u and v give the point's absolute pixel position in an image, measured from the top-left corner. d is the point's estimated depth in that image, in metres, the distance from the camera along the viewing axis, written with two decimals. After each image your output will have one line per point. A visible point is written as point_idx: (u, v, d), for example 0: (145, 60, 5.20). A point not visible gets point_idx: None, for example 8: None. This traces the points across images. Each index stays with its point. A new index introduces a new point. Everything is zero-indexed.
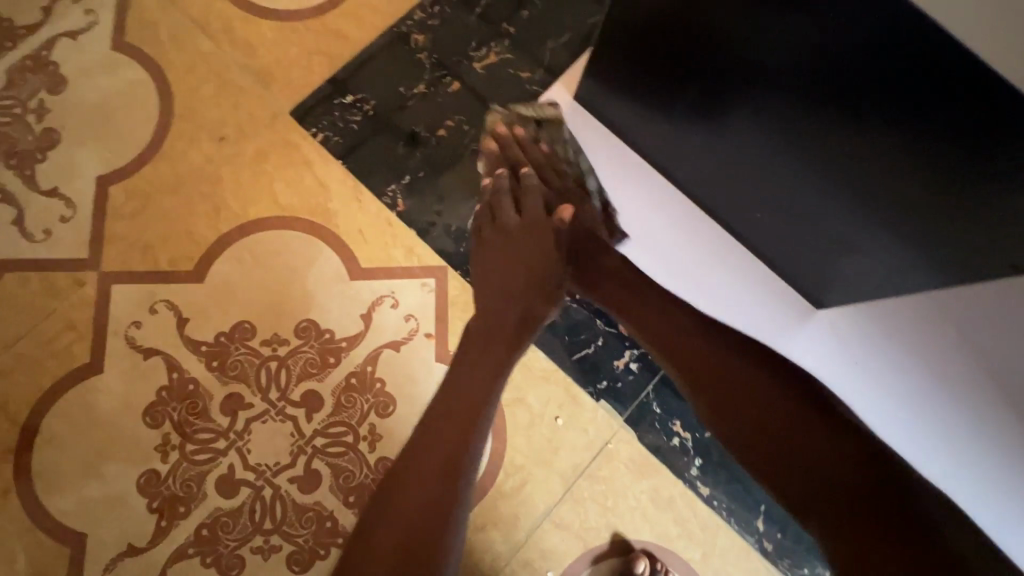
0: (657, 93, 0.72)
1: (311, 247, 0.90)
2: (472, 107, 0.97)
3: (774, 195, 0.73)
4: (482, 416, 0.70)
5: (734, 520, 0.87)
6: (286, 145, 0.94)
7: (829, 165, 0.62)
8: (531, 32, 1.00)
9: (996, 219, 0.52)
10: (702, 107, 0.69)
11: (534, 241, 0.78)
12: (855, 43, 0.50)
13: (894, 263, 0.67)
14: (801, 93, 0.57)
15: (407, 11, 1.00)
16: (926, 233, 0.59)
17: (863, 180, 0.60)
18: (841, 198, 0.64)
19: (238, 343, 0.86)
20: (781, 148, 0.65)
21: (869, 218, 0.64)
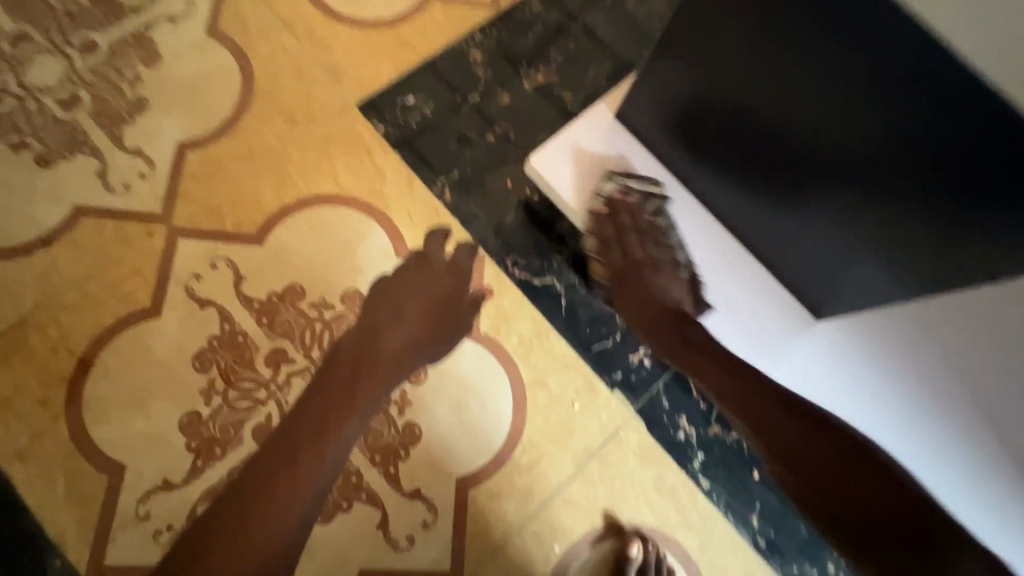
0: (690, 108, 0.81)
1: (363, 224, 0.99)
2: (518, 119, 1.09)
3: (778, 207, 0.81)
4: (393, 365, 0.88)
5: (731, 514, 0.93)
6: (351, 133, 1.04)
7: (838, 186, 0.70)
8: (575, 61, 1.13)
9: (987, 224, 0.59)
10: (727, 128, 0.78)
11: (450, 280, 0.97)
12: (854, 67, 0.59)
13: (889, 272, 0.73)
14: (818, 119, 0.66)
15: (469, 31, 1.13)
16: (918, 239, 0.66)
17: (863, 198, 0.68)
18: (839, 209, 0.72)
19: (288, 303, 0.94)
20: (784, 160, 0.74)
21: (866, 226, 0.71)
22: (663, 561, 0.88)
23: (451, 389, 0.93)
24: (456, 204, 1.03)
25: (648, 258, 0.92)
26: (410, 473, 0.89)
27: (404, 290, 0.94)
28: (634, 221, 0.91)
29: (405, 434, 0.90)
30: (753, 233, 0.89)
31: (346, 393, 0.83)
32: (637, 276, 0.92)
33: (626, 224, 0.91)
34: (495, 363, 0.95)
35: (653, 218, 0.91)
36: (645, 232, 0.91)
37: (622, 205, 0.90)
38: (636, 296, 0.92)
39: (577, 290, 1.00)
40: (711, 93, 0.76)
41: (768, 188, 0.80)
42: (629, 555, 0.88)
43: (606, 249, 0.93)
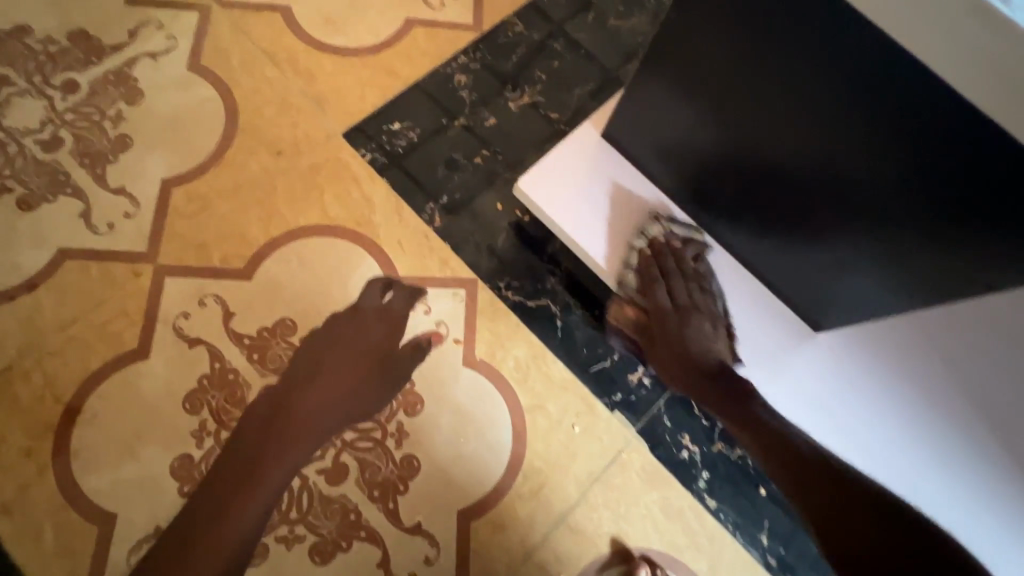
0: (678, 123, 0.80)
1: (354, 254, 0.98)
2: (505, 140, 1.08)
3: (767, 223, 0.81)
4: (311, 425, 0.89)
5: (739, 533, 0.91)
6: (337, 162, 1.03)
7: (830, 198, 0.69)
8: (559, 79, 1.13)
9: (981, 233, 0.59)
10: (715, 144, 0.77)
11: (382, 327, 0.95)
12: (838, 80, 0.59)
13: (886, 283, 0.73)
14: (814, 135, 0.65)
15: (453, 55, 1.13)
16: (912, 251, 0.66)
17: (856, 210, 0.67)
18: (834, 223, 0.71)
19: (279, 338, 0.92)
20: (772, 176, 0.74)
21: (860, 238, 0.70)
22: None
23: (449, 419, 0.91)
24: (445, 229, 1.01)
25: (689, 313, 0.87)
26: (410, 508, 0.87)
27: (333, 339, 0.93)
28: (676, 263, 0.88)
29: (404, 467, 0.88)
30: (744, 247, 0.89)
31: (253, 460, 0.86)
32: (665, 327, 0.88)
33: (668, 263, 0.88)
34: (492, 390, 0.93)
35: (697, 264, 0.89)
36: (691, 277, 0.88)
37: (666, 248, 0.88)
38: (665, 343, 0.88)
39: (572, 310, 0.99)
40: (696, 108, 0.75)
41: (756, 202, 0.79)
42: None
43: (627, 289, 0.89)
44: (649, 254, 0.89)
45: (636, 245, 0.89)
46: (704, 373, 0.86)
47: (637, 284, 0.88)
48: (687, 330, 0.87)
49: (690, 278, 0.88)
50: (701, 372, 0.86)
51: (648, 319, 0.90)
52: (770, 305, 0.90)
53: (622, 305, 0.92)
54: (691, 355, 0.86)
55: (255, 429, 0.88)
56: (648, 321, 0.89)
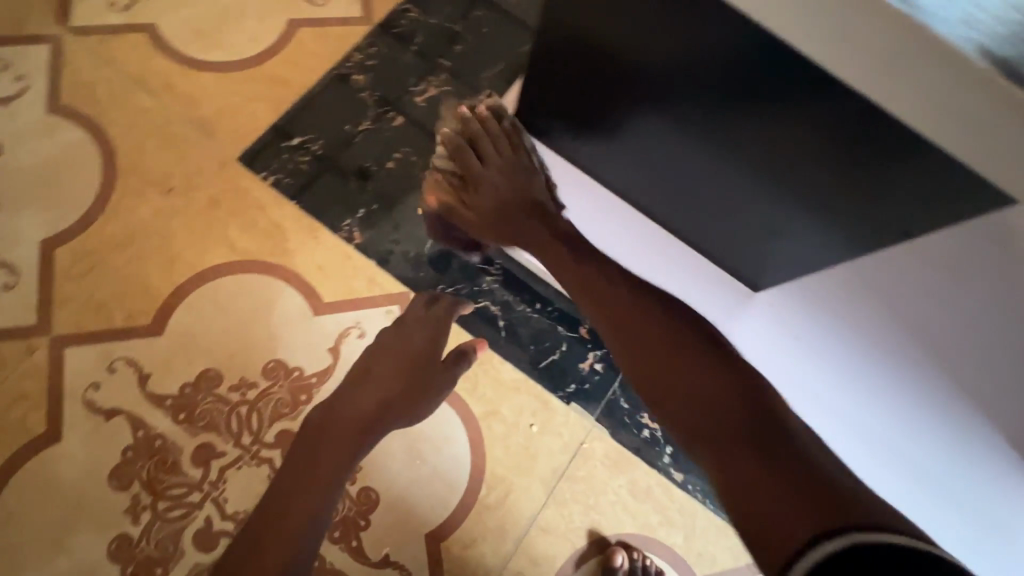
0: (583, 102, 0.73)
1: (272, 288, 0.91)
2: (417, 138, 1.01)
3: (690, 185, 0.76)
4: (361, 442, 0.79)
5: (709, 501, 0.91)
6: (237, 190, 0.95)
7: (754, 159, 0.63)
8: (465, 65, 1.06)
9: (898, 194, 0.55)
10: (624, 120, 0.71)
11: (426, 333, 0.85)
12: (723, 39, 0.50)
13: (815, 239, 0.70)
14: (723, 112, 0.59)
15: (346, 54, 1.04)
16: (831, 207, 0.62)
17: (777, 171, 0.63)
18: (753, 180, 0.67)
19: (205, 392, 0.86)
20: (681, 138, 0.68)
21: (784, 197, 0.66)
22: (650, 566, 0.87)
23: (402, 442, 0.87)
24: (365, 245, 0.95)
25: (488, 175, 0.80)
26: (376, 541, 0.84)
27: (376, 350, 0.86)
28: (480, 124, 0.81)
29: (362, 501, 0.85)
30: (673, 215, 0.85)
31: (310, 463, 0.76)
32: (476, 186, 0.80)
33: (479, 128, 0.81)
34: (442, 406, 0.89)
35: (495, 120, 0.81)
36: (494, 135, 0.81)
37: (471, 118, 0.81)
38: (481, 202, 0.80)
39: (513, 307, 0.95)
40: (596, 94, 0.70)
41: (677, 168, 0.74)
42: (614, 566, 0.86)
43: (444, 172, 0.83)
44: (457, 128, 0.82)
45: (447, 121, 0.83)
46: (522, 209, 0.80)
47: (450, 164, 0.82)
48: (494, 181, 0.80)
49: (494, 135, 0.81)
50: (519, 230, 0.79)
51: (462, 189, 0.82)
52: (705, 271, 0.90)
53: (441, 176, 0.83)
54: (498, 211, 0.80)
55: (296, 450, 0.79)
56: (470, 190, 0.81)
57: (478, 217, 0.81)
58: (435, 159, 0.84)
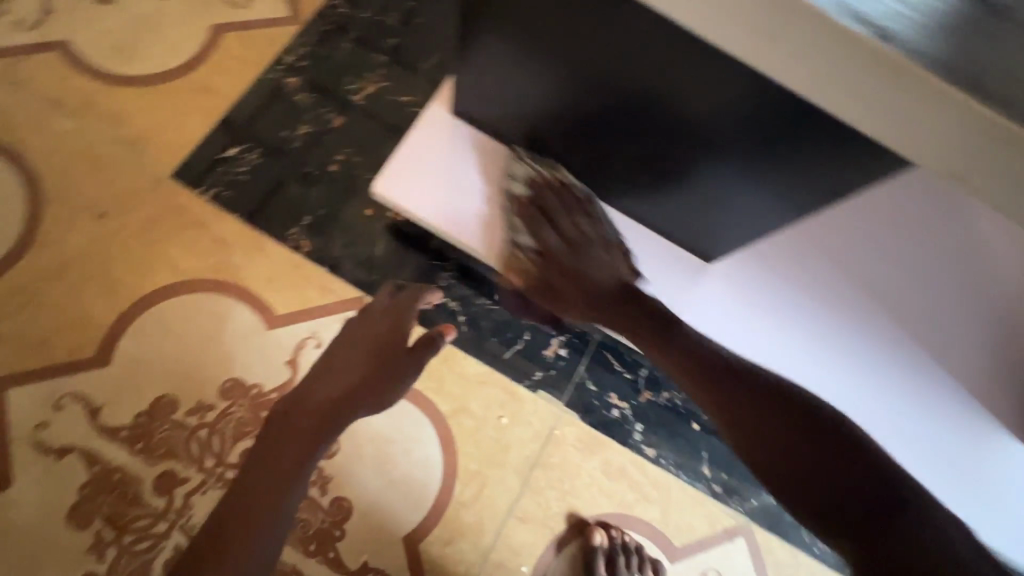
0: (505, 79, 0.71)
1: (221, 306, 0.89)
2: (359, 138, 0.99)
3: (623, 158, 0.75)
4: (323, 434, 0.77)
5: (682, 472, 0.93)
6: (174, 208, 0.92)
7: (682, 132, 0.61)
8: (401, 57, 1.03)
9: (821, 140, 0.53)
10: (546, 90, 0.69)
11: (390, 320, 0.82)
12: None
13: (752, 199, 0.68)
14: (645, 75, 0.58)
15: (276, 57, 1.01)
16: (761, 160, 0.61)
17: (703, 129, 0.61)
18: (681, 141, 0.65)
19: (161, 419, 0.83)
20: (602, 103, 0.66)
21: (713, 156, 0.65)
22: (629, 542, 0.88)
23: (371, 448, 0.86)
24: (314, 252, 0.93)
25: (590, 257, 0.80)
26: (353, 549, 0.83)
27: (344, 340, 0.83)
28: (558, 198, 0.81)
29: (335, 511, 0.84)
30: (617, 195, 0.84)
31: (276, 455, 0.75)
32: (566, 266, 0.80)
33: (551, 200, 0.81)
34: (408, 408, 0.88)
35: (566, 189, 0.81)
36: (572, 208, 0.80)
37: (538, 184, 0.81)
38: (572, 282, 0.80)
39: (472, 301, 0.94)
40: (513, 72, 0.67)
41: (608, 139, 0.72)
42: (593, 546, 0.87)
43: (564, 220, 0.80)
44: (526, 199, 0.82)
45: (516, 192, 0.82)
46: (615, 293, 0.78)
47: (534, 240, 0.81)
48: (589, 266, 0.79)
49: (572, 208, 0.80)
50: (616, 310, 0.78)
51: (545, 269, 0.81)
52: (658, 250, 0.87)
53: (523, 253, 0.82)
54: (583, 291, 0.79)
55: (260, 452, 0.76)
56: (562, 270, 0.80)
57: (566, 294, 0.80)
58: (511, 234, 0.83)
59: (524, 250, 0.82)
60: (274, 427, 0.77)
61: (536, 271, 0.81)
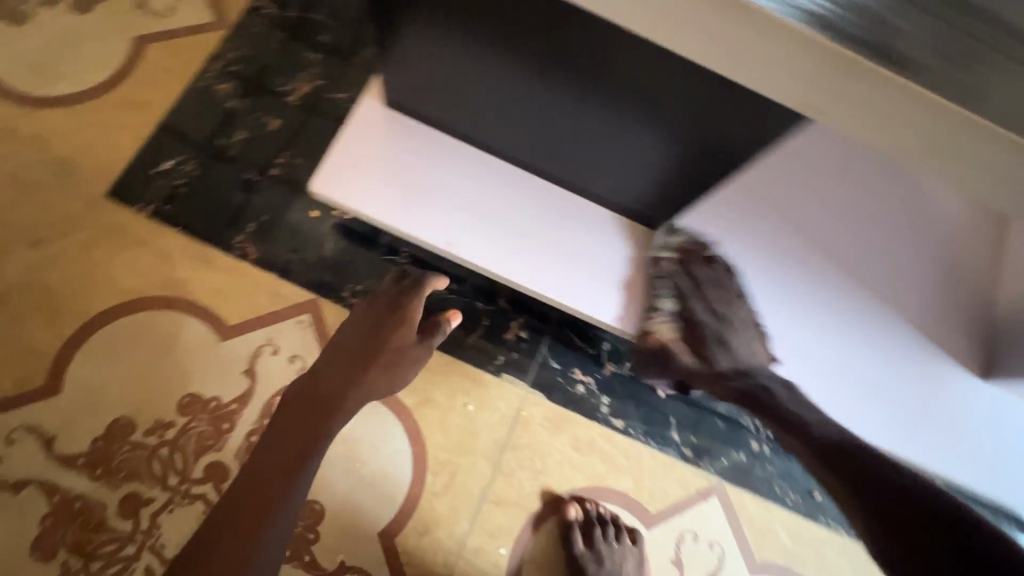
0: (433, 55, 0.73)
1: (170, 322, 0.87)
2: (298, 139, 0.97)
3: (559, 127, 0.76)
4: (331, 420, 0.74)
5: (651, 439, 0.94)
6: (113, 228, 0.90)
7: (607, 83, 0.64)
8: (333, 53, 1.01)
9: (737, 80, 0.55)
10: (473, 61, 0.70)
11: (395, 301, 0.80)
12: None
13: (686, 152, 0.70)
14: (556, 32, 0.60)
15: (204, 64, 0.99)
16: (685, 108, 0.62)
17: (624, 84, 0.63)
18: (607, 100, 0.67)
19: (120, 442, 0.82)
20: (527, 68, 0.68)
21: (640, 111, 0.66)
22: (604, 512, 0.89)
23: (338, 448, 0.86)
24: (262, 258, 0.92)
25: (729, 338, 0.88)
26: (328, 551, 0.83)
27: (349, 324, 0.80)
28: (695, 273, 0.88)
29: (308, 515, 0.83)
30: (561, 169, 0.85)
31: (286, 443, 0.72)
32: (719, 338, 0.88)
33: (705, 274, 0.88)
34: (371, 404, 0.88)
35: (728, 268, 0.88)
36: (711, 281, 0.88)
37: (691, 254, 0.88)
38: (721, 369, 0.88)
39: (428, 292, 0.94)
40: (438, 35, 0.68)
41: (541, 109, 0.74)
42: (569, 520, 0.88)
43: (705, 280, 0.88)
44: (676, 263, 0.88)
45: (659, 258, 0.88)
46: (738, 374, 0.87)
47: (677, 308, 0.89)
48: (735, 344, 0.87)
49: (712, 281, 0.88)
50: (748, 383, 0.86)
51: (691, 333, 0.90)
52: (606, 221, 0.89)
53: (658, 331, 0.89)
54: (716, 379, 0.89)
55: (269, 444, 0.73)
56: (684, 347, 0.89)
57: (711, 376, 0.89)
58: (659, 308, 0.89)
59: (660, 331, 0.89)
60: (284, 416, 0.74)
61: (679, 347, 0.88)
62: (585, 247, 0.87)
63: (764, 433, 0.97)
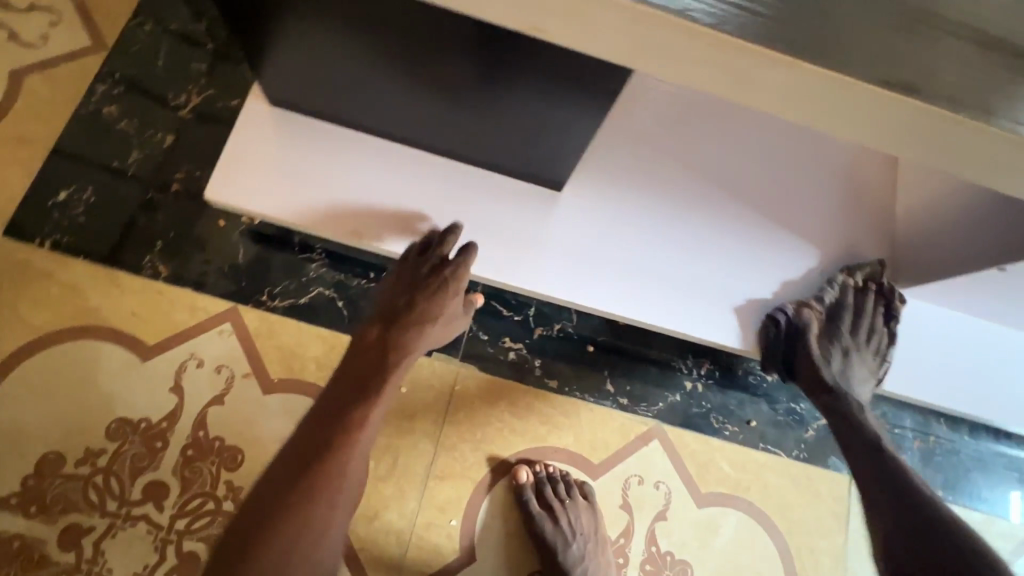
0: (297, 50, 0.72)
1: (88, 350, 0.87)
2: (197, 151, 0.96)
3: (437, 106, 0.77)
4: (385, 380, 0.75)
5: (587, 394, 0.97)
6: (15, 265, 0.88)
7: (460, 55, 0.65)
8: (221, 61, 1.00)
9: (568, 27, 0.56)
10: (336, 52, 0.70)
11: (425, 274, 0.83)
12: None
13: (558, 112, 0.71)
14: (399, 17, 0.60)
15: (88, 88, 0.97)
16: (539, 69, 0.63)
17: (478, 54, 0.64)
18: (470, 73, 0.68)
19: (51, 477, 0.82)
20: (388, 55, 0.68)
21: (502, 80, 0.67)
22: (555, 473, 0.91)
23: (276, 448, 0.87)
24: (173, 273, 0.91)
25: (844, 364, 0.87)
26: None
27: (392, 291, 0.83)
28: (857, 299, 0.91)
29: None
30: (454, 145, 0.85)
31: (344, 402, 0.72)
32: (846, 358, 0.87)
33: (859, 304, 0.90)
34: (304, 401, 0.89)
35: (884, 317, 0.91)
36: (868, 316, 0.90)
37: (863, 283, 0.91)
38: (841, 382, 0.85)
39: (348, 284, 0.94)
40: (281, 29, 0.69)
41: (415, 91, 0.74)
42: (521, 484, 0.90)
43: (865, 312, 0.90)
44: (845, 284, 0.91)
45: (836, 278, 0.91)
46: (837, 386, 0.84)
47: (829, 304, 0.90)
48: (855, 370, 0.87)
49: (868, 317, 0.90)
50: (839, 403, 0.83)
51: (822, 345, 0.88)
52: (508, 188, 0.90)
53: (805, 324, 0.88)
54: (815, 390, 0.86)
55: (326, 405, 0.73)
56: (810, 349, 0.87)
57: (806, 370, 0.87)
58: (812, 302, 0.90)
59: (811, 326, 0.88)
60: (340, 378, 0.76)
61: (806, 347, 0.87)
62: (491, 217, 0.88)
63: (697, 372, 1.00)
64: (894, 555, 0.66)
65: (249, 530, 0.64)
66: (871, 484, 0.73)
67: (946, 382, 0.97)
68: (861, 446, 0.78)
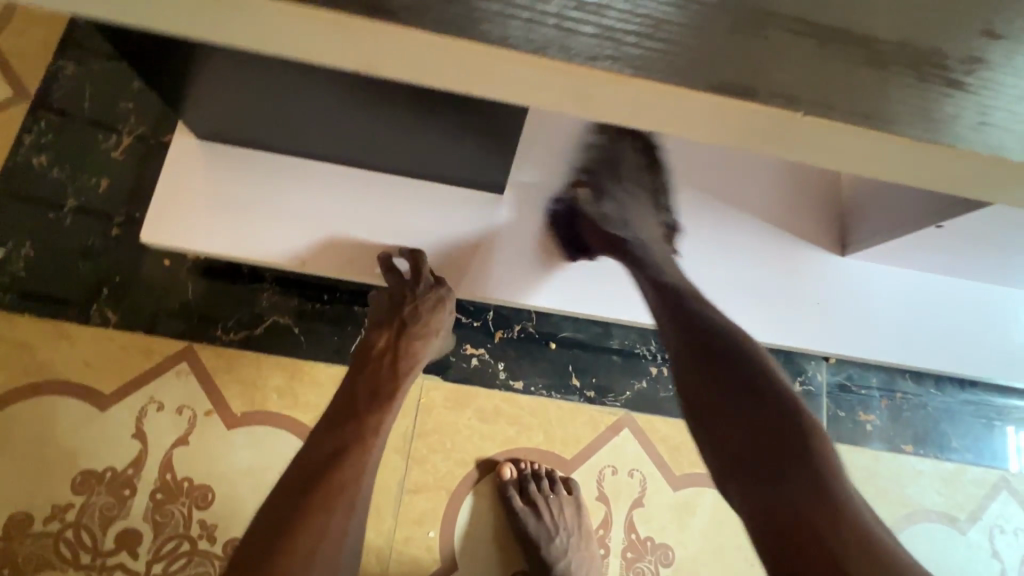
0: (205, 92, 0.70)
1: (44, 406, 0.86)
2: (134, 192, 0.95)
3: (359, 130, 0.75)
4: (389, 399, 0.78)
5: (554, 391, 0.97)
6: None
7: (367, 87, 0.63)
8: (148, 96, 0.99)
9: None
10: (245, 92, 0.68)
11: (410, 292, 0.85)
12: None
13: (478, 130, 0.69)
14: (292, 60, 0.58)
15: (16, 140, 0.95)
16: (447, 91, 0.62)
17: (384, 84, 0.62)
18: (381, 102, 0.66)
19: (22, 536, 0.82)
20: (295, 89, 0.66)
21: (414, 105, 0.65)
22: (540, 468, 0.92)
23: (247, 481, 0.87)
24: (124, 320, 0.90)
25: (615, 208, 0.80)
26: None
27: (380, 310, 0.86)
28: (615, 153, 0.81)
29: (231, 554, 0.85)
30: (386, 162, 0.83)
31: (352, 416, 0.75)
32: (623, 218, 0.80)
33: (618, 153, 0.81)
34: (271, 431, 0.89)
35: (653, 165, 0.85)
36: (636, 171, 0.82)
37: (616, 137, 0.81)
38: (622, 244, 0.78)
39: (303, 309, 0.94)
40: (185, 74, 0.66)
41: (333, 119, 0.72)
42: (506, 480, 0.91)
43: (626, 163, 0.81)
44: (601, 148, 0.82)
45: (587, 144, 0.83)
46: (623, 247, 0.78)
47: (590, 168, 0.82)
48: (631, 219, 0.80)
49: (634, 170, 0.82)
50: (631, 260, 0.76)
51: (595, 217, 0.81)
52: (452, 198, 0.87)
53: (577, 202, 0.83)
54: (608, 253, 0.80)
55: (333, 419, 0.75)
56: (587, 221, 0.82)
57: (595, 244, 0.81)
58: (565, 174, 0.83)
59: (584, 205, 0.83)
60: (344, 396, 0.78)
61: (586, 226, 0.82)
62: (437, 231, 0.87)
63: (661, 356, 1.00)
64: (750, 478, 0.52)
65: (270, 537, 0.62)
66: (693, 373, 0.60)
67: (920, 342, 0.95)
68: (658, 303, 0.69)
